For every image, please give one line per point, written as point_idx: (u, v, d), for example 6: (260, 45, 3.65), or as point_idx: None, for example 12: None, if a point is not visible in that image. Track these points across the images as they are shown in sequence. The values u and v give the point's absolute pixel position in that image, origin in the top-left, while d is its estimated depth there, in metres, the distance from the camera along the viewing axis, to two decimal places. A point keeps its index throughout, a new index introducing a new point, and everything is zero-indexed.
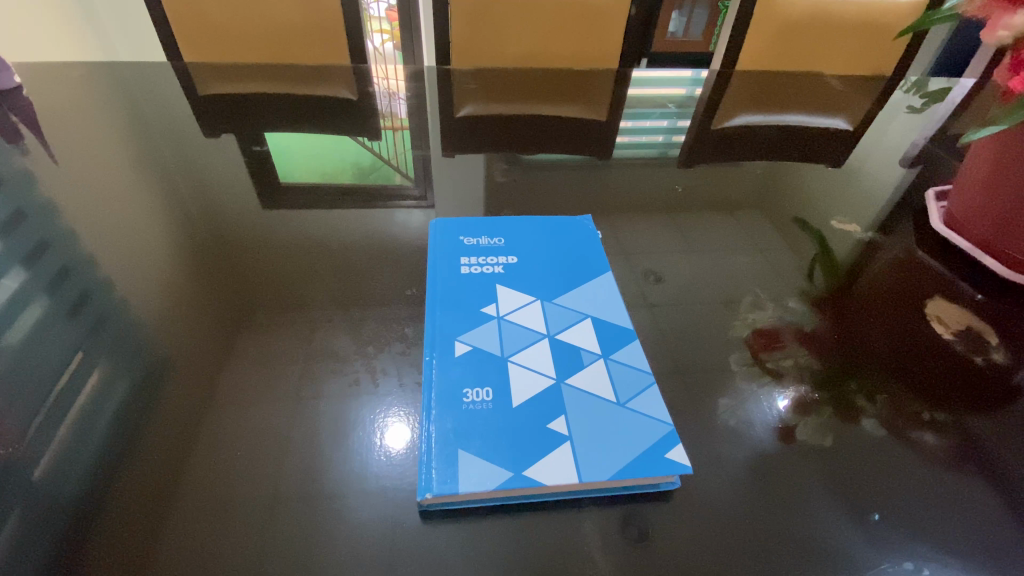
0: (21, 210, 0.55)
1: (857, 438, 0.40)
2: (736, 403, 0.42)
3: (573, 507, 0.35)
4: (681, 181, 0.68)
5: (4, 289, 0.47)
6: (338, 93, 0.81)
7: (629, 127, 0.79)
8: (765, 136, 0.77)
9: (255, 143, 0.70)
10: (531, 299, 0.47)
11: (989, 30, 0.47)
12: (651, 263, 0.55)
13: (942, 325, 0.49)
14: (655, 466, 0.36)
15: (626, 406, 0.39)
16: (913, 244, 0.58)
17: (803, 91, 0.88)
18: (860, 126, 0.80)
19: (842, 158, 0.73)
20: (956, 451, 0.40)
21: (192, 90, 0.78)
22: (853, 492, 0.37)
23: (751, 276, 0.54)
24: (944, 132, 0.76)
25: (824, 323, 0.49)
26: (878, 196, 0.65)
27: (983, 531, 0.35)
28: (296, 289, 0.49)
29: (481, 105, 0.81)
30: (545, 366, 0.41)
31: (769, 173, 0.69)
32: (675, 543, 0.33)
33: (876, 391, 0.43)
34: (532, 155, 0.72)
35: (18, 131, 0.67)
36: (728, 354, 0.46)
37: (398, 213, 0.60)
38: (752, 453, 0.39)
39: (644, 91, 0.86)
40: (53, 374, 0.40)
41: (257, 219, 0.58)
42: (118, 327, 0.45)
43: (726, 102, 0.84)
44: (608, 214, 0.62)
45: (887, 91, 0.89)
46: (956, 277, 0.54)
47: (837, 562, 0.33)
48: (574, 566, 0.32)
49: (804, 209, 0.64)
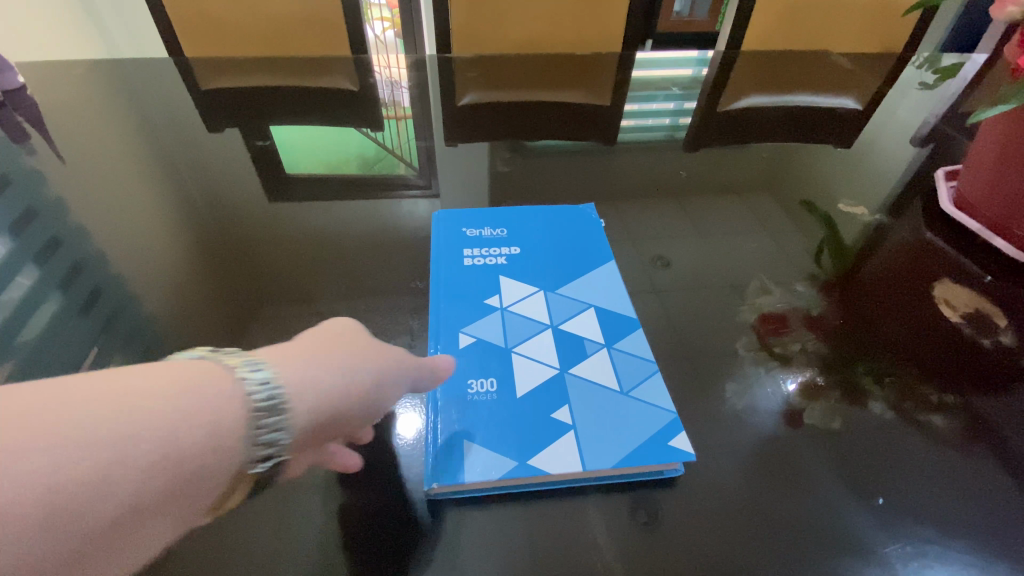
0: (30, 209, 0.56)
1: (865, 422, 0.40)
2: (742, 388, 0.42)
3: (578, 494, 0.35)
4: (686, 165, 0.67)
5: (19, 287, 0.47)
6: (339, 83, 0.81)
7: (633, 111, 0.78)
8: (773, 117, 0.76)
9: (259, 137, 0.70)
10: (534, 290, 0.48)
11: (998, 6, 0.45)
12: (659, 248, 0.55)
13: (951, 308, 0.49)
14: (659, 454, 0.36)
15: (629, 395, 0.40)
16: (923, 226, 0.57)
17: (812, 70, 0.86)
18: (870, 105, 0.78)
19: (851, 138, 0.72)
20: (965, 432, 0.40)
21: (194, 84, 0.78)
22: (860, 475, 0.37)
23: (759, 260, 0.54)
24: (956, 110, 0.75)
25: (831, 307, 0.49)
26: (888, 176, 0.64)
27: (990, 514, 0.35)
28: (302, 282, 0.50)
29: (484, 91, 0.80)
30: (549, 356, 0.42)
31: (777, 155, 0.69)
32: (683, 529, 0.34)
33: (883, 374, 0.43)
34: (536, 142, 0.71)
35: (23, 130, 0.67)
36: (735, 339, 0.46)
37: (403, 204, 0.60)
38: (759, 439, 0.39)
39: (649, 73, 0.85)
40: (70, 369, 0.41)
41: (263, 211, 0.58)
42: (130, 322, 0.45)
43: (732, 83, 0.83)
44: (615, 201, 0.61)
45: (898, 67, 0.87)
46: (967, 259, 0.53)
47: (843, 545, 0.33)
48: (581, 553, 0.32)
49: (813, 191, 0.63)
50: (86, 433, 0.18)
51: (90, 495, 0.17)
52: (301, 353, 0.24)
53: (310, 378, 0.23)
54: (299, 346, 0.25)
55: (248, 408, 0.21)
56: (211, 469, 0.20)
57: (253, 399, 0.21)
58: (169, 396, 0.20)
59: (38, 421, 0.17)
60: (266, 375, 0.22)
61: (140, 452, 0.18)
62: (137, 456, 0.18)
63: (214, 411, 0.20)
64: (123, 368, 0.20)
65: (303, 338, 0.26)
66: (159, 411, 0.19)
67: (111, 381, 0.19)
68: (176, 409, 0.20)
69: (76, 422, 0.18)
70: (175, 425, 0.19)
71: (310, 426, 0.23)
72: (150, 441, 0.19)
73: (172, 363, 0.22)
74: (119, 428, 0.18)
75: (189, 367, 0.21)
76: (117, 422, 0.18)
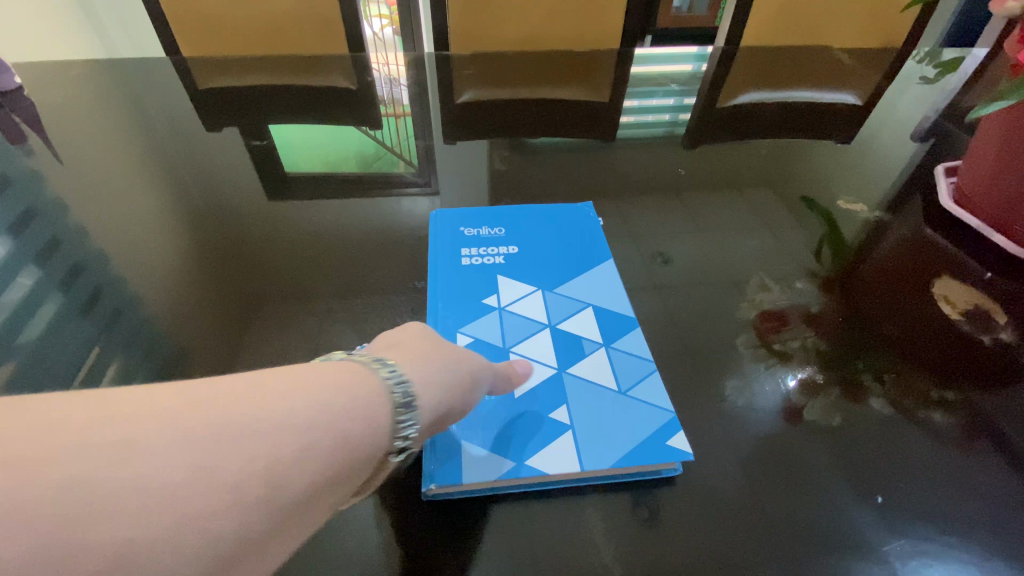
0: (30, 209, 0.56)
1: (864, 419, 0.40)
2: (742, 384, 0.42)
3: (577, 493, 0.35)
4: (684, 163, 0.67)
5: (19, 288, 0.47)
6: (337, 81, 0.80)
7: (633, 107, 0.78)
8: (772, 113, 0.76)
9: (256, 137, 0.69)
10: (532, 290, 0.48)
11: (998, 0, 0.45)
12: (658, 245, 0.55)
13: (950, 305, 0.48)
14: (657, 453, 0.36)
15: (627, 395, 0.40)
16: (922, 222, 0.57)
17: (811, 65, 0.86)
18: (870, 101, 0.78)
19: (851, 134, 0.71)
20: (965, 429, 0.40)
21: (192, 83, 0.78)
22: (860, 472, 0.37)
23: (759, 257, 0.54)
24: (956, 104, 0.75)
25: (831, 304, 0.49)
26: (888, 172, 0.64)
27: (990, 512, 0.35)
28: (301, 282, 0.50)
29: (483, 88, 0.80)
30: (547, 356, 0.42)
31: (777, 151, 0.68)
32: (683, 527, 0.34)
33: (883, 371, 0.43)
34: (535, 139, 0.71)
35: (21, 131, 0.67)
36: (735, 336, 0.46)
37: (402, 202, 0.60)
38: (758, 436, 0.39)
39: (648, 69, 0.85)
40: (72, 369, 0.41)
41: (262, 211, 0.58)
42: (131, 322, 0.45)
43: (732, 78, 0.83)
44: (614, 198, 0.61)
45: (898, 62, 0.86)
46: (966, 255, 0.53)
47: (843, 542, 0.33)
48: (580, 552, 0.32)
49: (812, 187, 0.63)
50: (277, 435, 0.20)
51: (282, 492, 0.20)
52: (410, 355, 0.28)
53: (427, 376, 0.27)
54: (405, 349, 0.28)
55: (391, 404, 0.24)
56: (372, 456, 0.23)
57: (395, 394, 0.25)
58: (338, 396, 0.22)
59: (242, 420, 0.20)
60: (398, 373, 0.25)
61: (317, 455, 0.21)
62: (315, 460, 0.21)
63: (372, 405, 0.23)
64: (285, 369, 0.23)
65: (403, 342, 0.29)
66: (329, 415, 0.22)
67: (283, 386, 0.21)
68: (341, 412, 0.22)
69: (268, 426, 0.20)
70: (350, 421, 0.22)
71: (431, 418, 0.27)
72: (328, 438, 0.21)
73: (318, 363, 0.24)
74: (301, 433, 0.20)
75: (339, 370, 0.24)
76: (299, 425, 0.21)
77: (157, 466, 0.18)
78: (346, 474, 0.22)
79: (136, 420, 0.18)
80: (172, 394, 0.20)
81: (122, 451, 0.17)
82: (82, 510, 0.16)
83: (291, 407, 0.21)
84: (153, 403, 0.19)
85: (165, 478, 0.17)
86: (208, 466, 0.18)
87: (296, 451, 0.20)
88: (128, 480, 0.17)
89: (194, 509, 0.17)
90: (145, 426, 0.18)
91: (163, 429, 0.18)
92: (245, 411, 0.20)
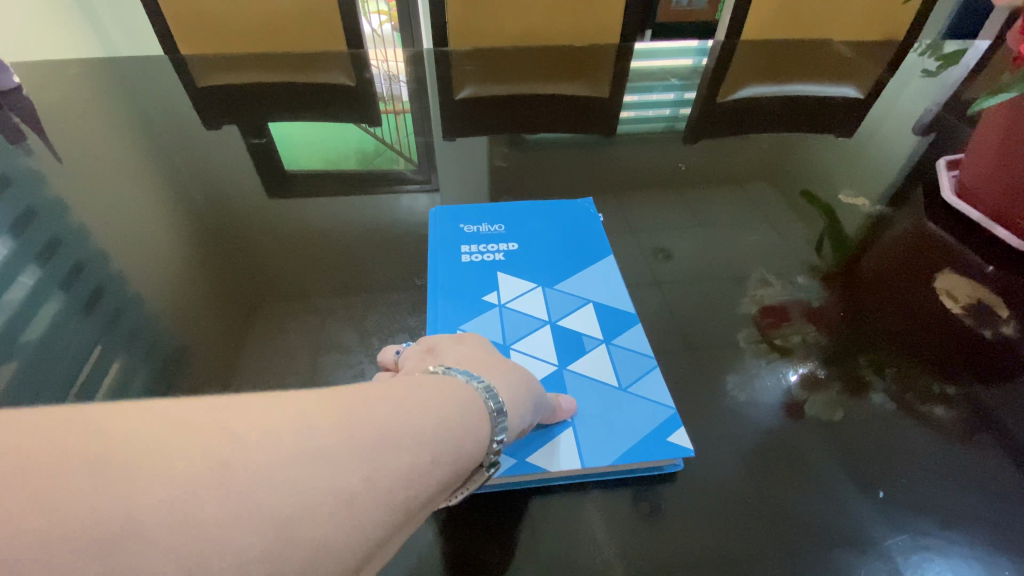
0: (30, 209, 0.56)
1: (866, 413, 0.40)
2: (743, 379, 0.42)
3: (579, 490, 0.35)
4: (685, 158, 0.67)
5: (21, 287, 0.47)
6: (336, 78, 0.80)
7: (633, 102, 0.77)
8: (773, 107, 0.75)
9: (256, 135, 0.69)
10: (533, 286, 0.48)
11: None
12: (660, 241, 0.55)
13: (952, 299, 0.48)
14: (658, 449, 0.36)
15: (628, 392, 0.40)
16: (924, 216, 0.57)
17: (812, 59, 0.85)
18: (872, 94, 0.77)
19: (852, 128, 0.71)
20: (967, 423, 0.39)
21: (190, 81, 0.77)
22: (862, 468, 0.37)
23: (761, 252, 0.54)
24: (958, 98, 0.74)
25: (833, 299, 0.48)
26: (890, 166, 0.64)
27: (993, 506, 0.35)
28: (301, 280, 0.50)
29: (482, 84, 0.80)
30: (548, 353, 0.42)
31: (778, 146, 0.68)
32: (685, 523, 0.34)
33: (885, 365, 0.43)
34: (535, 135, 0.71)
35: (20, 130, 0.67)
36: (736, 331, 0.46)
37: (403, 198, 0.60)
38: (760, 432, 0.39)
39: (648, 63, 0.84)
40: (74, 367, 0.41)
41: (263, 209, 0.58)
42: (133, 320, 0.45)
43: (732, 73, 0.83)
44: (615, 194, 0.61)
45: (899, 55, 0.86)
46: (968, 249, 0.53)
47: (846, 538, 0.33)
48: (582, 548, 0.32)
49: (814, 181, 0.62)
50: (308, 471, 0.20)
51: (405, 505, 0.22)
52: (485, 369, 0.32)
53: (506, 387, 0.31)
54: (479, 363, 0.32)
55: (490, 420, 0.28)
56: (472, 458, 0.27)
57: (489, 403, 0.28)
58: (416, 413, 0.24)
59: (392, 439, 0.23)
60: (486, 384, 0.29)
61: (354, 491, 0.21)
62: (349, 499, 0.20)
63: (474, 414, 0.27)
64: (403, 386, 0.26)
65: (473, 357, 0.33)
66: (377, 447, 0.22)
67: (327, 418, 0.22)
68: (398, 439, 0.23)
69: (298, 462, 0.20)
70: (434, 437, 0.24)
71: (514, 430, 0.31)
72: (447, 453, 0.25)
73: (422, 381, 0.27)
74: (354, 466, 0.21)
75: (446, 389, 0.27)
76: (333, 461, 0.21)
77: (337, 479, 0.20)
78: (414, 501, 0.23)
79: (313, 439, 0.21)
80: (335, 407, 0.22)
81: (149, 484, 0.17)
82: (252, 525, 0.18)
83: (326, 443, 0.21)
84: (294, 420, 0.21)
85: (340, 494, 0.20)
86: (234, 501, 0.18)
87: (327, 488, 0.20)
88: (288, 498, 0.19)
89: (302, 532, 0.19)
90: (174, 456, 0.18)
91: (224, 456, 0.19)
92: (278, 445, 0.20)
